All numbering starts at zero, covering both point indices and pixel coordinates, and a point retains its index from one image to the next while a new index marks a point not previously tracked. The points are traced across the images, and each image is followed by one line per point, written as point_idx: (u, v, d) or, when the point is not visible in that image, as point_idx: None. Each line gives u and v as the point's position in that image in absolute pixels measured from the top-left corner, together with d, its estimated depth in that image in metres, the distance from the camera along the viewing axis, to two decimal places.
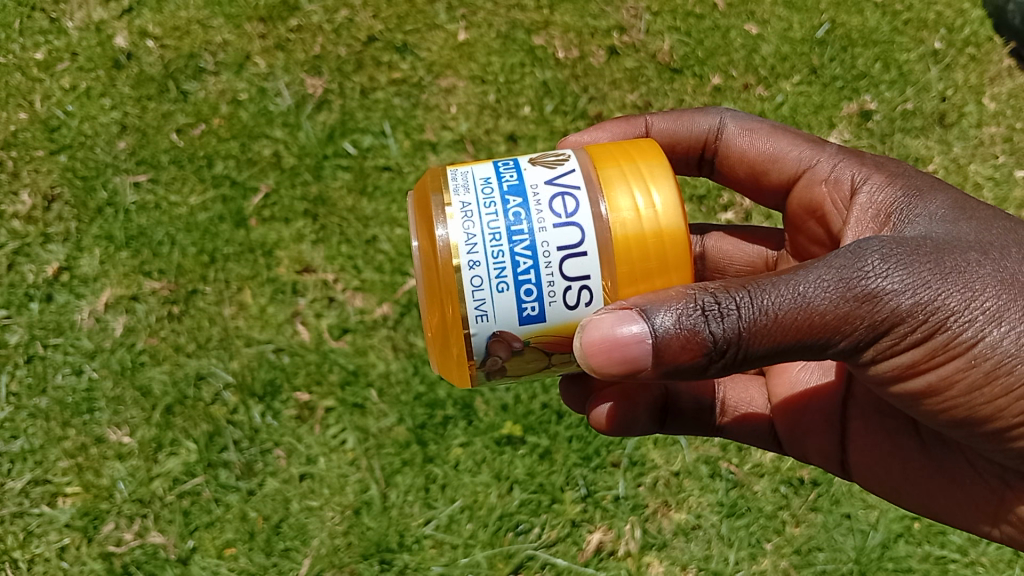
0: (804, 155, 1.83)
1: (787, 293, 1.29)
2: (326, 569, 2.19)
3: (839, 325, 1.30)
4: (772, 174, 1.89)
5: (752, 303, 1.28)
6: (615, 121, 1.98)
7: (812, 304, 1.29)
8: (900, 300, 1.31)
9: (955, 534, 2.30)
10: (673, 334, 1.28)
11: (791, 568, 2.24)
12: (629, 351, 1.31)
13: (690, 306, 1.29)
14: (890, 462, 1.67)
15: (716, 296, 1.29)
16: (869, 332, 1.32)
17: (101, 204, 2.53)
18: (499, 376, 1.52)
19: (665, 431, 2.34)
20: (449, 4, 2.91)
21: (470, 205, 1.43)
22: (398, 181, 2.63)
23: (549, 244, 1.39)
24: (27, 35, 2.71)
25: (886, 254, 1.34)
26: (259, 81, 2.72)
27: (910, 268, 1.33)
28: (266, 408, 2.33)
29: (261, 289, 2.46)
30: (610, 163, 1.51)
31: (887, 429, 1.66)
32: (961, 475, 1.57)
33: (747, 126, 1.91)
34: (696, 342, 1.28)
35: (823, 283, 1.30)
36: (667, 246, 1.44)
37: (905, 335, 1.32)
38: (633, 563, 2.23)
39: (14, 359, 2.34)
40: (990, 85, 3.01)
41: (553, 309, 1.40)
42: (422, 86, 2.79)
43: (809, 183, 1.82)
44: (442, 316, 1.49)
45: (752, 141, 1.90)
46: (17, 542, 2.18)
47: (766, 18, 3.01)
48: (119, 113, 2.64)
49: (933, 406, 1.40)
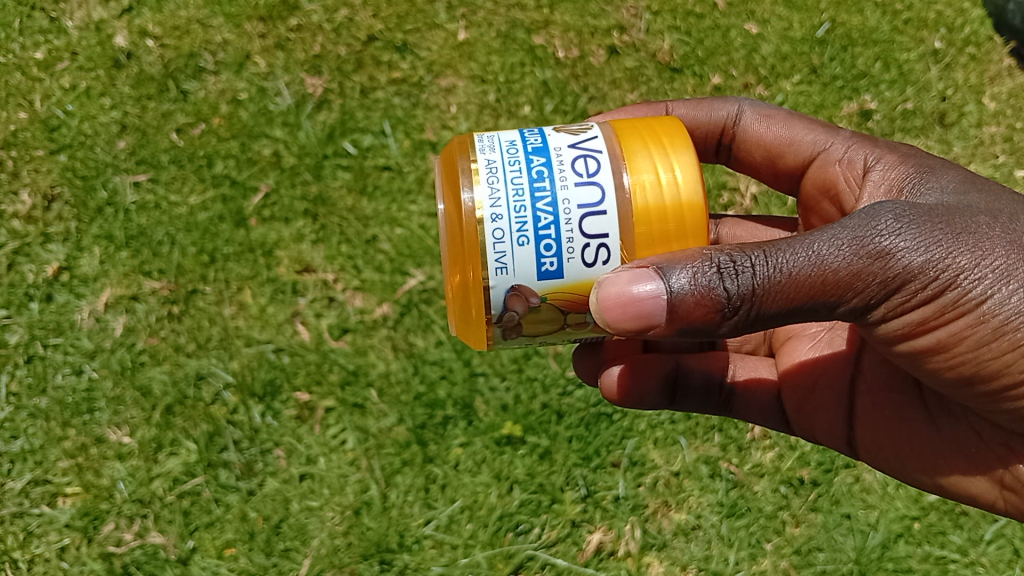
0: (818, 139, 1.84)
1: (801, 251, 1.29)
2: (326, 569, 2.19)
3: (852, 282, 1.30)
4: (787, 157, 1.90)
5: (767, 262, 1.28)
6: (635, 109, 1.99)
7: (825, 262, 1.29)
8: (911, 258, 1.31)
9: (954, 533, 2.30)
10: (687, 293, 1.28)
11: (791, 568, 2.25)
12: (642, 309, 1.31)
13: (706, 265, 1.29)
14: (896, 435, 1.67)
15: (731, 256, 1.29)
16: (881, 290, 1.32)
17: (100, 203, 2.53)
18: (514, 336, 1.51)
19: (664, 431, 2.33)
20: (449, 4, 2.90)
21: (495, 162, 1.44)
22: (398, 180, 2.63)
23: (570, 202, 1.40)
24: (27, 34, 2.71)
25: (899, 214, 1.34)
26: (259, 80, 2.72)
27: (922, 228, 1.34)
28: (266, 408, 2.33)
29: (261, 289, 2.46)
30: (632, 134, 1.52)
31: (894, 403, 1.67)
32: (965, 444, 1.58)
33: (764, 112, 1.92)
34: (711, 300, 1.28)
35: (837, 242, 1.30)
36: (684, 210, 1.44)
37: (915, 293, 1.32)
38: (632, 563, 2.23)
39: (14, 359, 2.35)
40: (990, 84, 3.00)
41: (571, 265, 1.40)
42: (422, 85, 2.79)
43: (823, 164, 1.82)
44: (461, 275, 1.50)
45: (768, 126, 1.90)
46: (17, 542, 2.18)
47: (766, 18, 3.01)
48: (119, 112, 2.64)
49: (939, 364, 1.40)
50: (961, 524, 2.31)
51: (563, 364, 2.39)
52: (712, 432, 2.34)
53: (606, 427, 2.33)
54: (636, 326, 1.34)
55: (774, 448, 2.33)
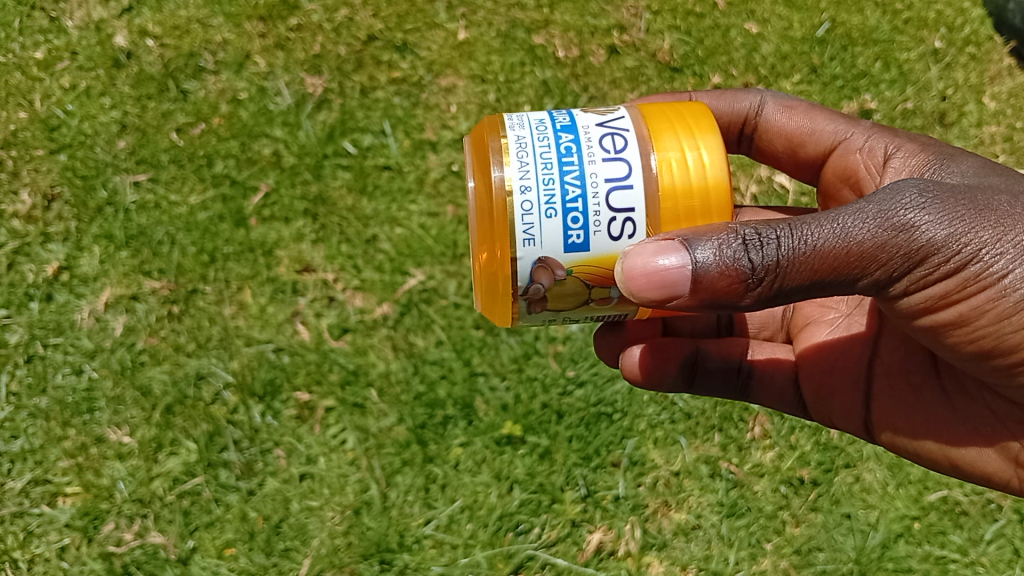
0: (839, 128, 1.84)
1: (827, 225, 1.29)
2: (326, 569, 2.19)
3: (876, 254, 1.30)
4: (808, 146, 1.90)
5: (792, 235, 1.28)
6: (657, 98, 2.00)
7: (850, 235, 1.29)
8: (935, 232, 1.31)
9: (954, 533, 2.30)
10: (712, 265, 1.28)
11: (791, 568, 2.25)
12: (667, 278, 1.30)
13: (731, 239, 1.29)
14: (914, 417, 1.66)
15: (757, 229, 1.29)
16: (904, 263, 1.32)
17: (100, 203, 2.53)
18: (539, 310, 1.51)
19: (665, 431, 2.33)
20: (449, 3, 2.90)
21: (524, 137, 1.45)
22: (398, 180, 2.63)
23: (598, 176, 1.40)
24: (26, 34, 2.71)
25: (923, 191, 1.35)
26: (259, 80, 2.72)
27: (946, 204, 1.34)
28: (266, 408, 2.33)
29: (261, 288, 2.46)
30: (659, 117, 1.52)
31: (912, 386, 1.66)
32: (982, 424, 1.57)
33: (786, 104, 1.91)
34: (736, 272, 1.27)
35: (862, 216, 1.31)
36: (710, 189, 1.44)
37: (939, 266, 1.32)
38: (632, 563, 2.23)
39: (14, 358, 2.34)
40: (990, 84, 3.00)
41: (597, 239, 1.40)
42: (422, 85, 2.79)
43: (845, 153, 1.81)
44: (488, 251, 1.50)
45: (790, 117, 1.90)
46: (17, 541, 2.18)
47: (767, 17, 3.00)
48: (119, 112, 2.64)
49: (959, 338, 1.40)
50: (961, 524, 2.30)
51: (563, 364, 2.39)
52: (712, 432, 2.33)
53: (606, 427, 2.33)
54: (661, 297, 1.33)
55: (774, 448, 2.33)
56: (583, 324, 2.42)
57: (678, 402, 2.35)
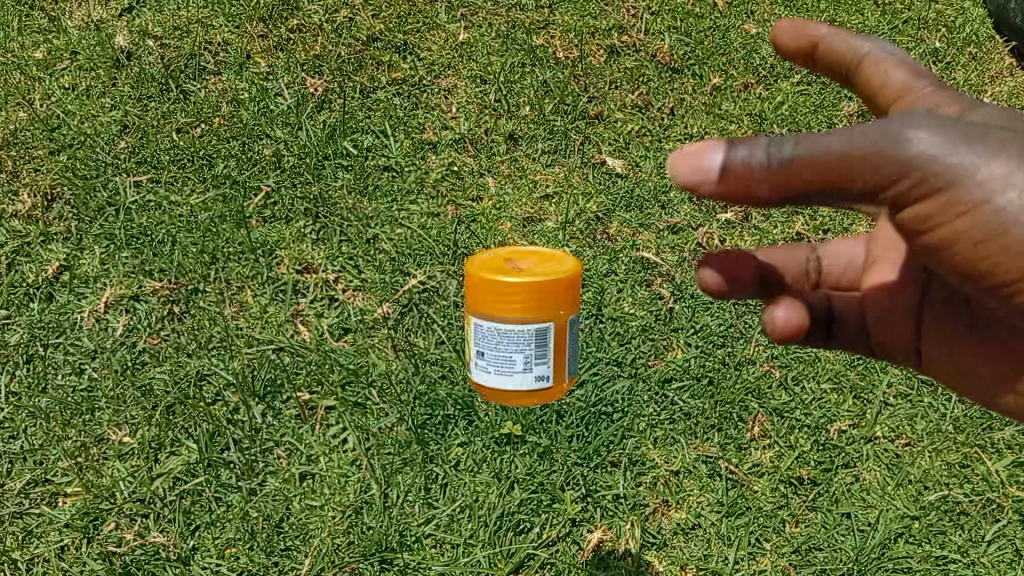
0: (879, 47, 1.45)
1: (874, 142, 1.16)
2: (326, 568, 2.11)
3: (919, 182, 1.17)
4: (909, 70, 1.43)
5: (833, 148, 1.16)
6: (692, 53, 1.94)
7: (895, 156, 1.16)
8: (990, 169, 1.17)
9: (955, 533, 2.19)
10: (744, 162, 1.16)
11: (790, 567, 2.15)
12: (702, 166, 1.18)
13: (770, 140, 1.17)
14: (943, 345, 1.55)
15: (800, 136, 1.16)
16: (954, 200, 1.18)
17: (101, 204, 2.59)
18: None
19: (664, 431, 2.30)
20: (450, 6, 3.02)
21: None
22: (398, 181, 2.69)
23: None
24: (26, 33, 2.88)
25: (982, 126, 1.20)
26: (260, 80, 2.83)
27: (1006, 142, 1.20)
28: (266, 408, 2.30)
29: (262, 288, 2.49)
30: None
31: (943, 320, 1.55)
32: (1000, 363, 1.49)
33: (901, 55, 1.45)
34: (765, 172, 1.16)
35: (912, 138, 1.17)
36: None
37: (990, 211, 1.18)
38: (633, 563, 2.15)
39: (14, 358, 2.35)
40: (990, 84, 3.00)
41: None
42: (422, 85, 2.88)
43: (878, 64, 1.44)
44: None
45: (844, 37, 1.47)
46: (16, 542, 2.12)
47: (765, 18, 3.07)
48: (119, 112, 2.74)
49: (997, 288, 1.27)
50: (961, 524, 2.21)
51: None
52: (712, 431, 2.31)
53: (606, 427, 2.29)
54: (725, 199, 1.21)
55: (773, 448, 2.30)
56: (583, 325, 2.43)
57: (677, 403, 2.34)
